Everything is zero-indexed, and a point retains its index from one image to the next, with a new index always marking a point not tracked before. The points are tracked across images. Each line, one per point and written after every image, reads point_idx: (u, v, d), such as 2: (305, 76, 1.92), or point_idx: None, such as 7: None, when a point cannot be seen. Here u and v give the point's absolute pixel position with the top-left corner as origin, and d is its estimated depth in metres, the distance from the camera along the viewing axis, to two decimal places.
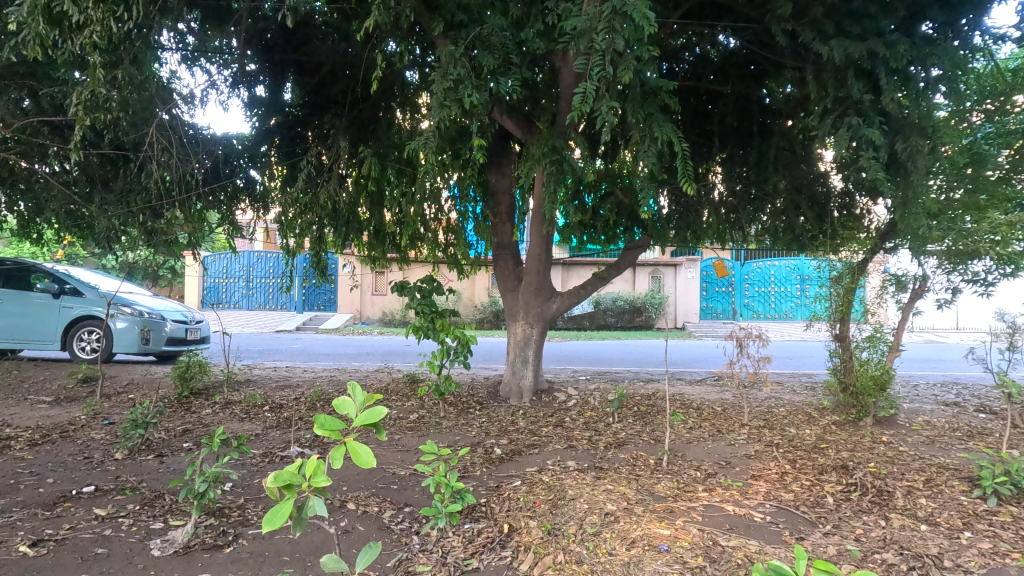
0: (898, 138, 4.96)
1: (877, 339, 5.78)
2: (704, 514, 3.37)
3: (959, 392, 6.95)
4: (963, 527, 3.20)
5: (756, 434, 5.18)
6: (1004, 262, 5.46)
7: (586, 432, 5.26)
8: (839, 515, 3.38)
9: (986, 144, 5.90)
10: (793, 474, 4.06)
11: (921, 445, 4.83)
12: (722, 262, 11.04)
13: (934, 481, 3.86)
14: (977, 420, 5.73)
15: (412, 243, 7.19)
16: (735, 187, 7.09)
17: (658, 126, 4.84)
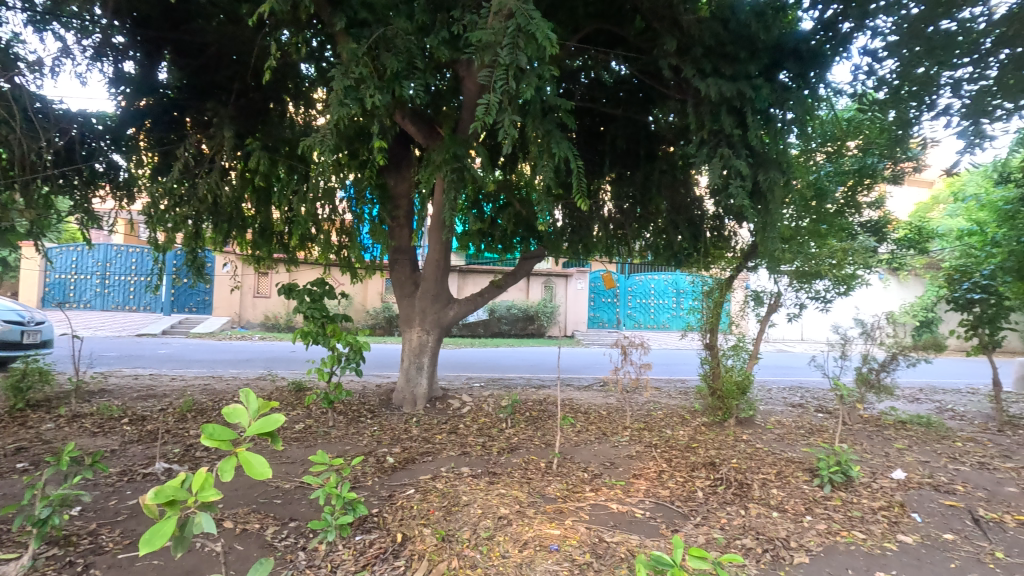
0: (761, 171, 5.62)
1: (740, 347, 6.52)
2: (591, 512, 3.56)
3: (803, 395, 7.98)
4: (805, 511, 3.68)
5: (637, 435, 5.55)
6: (839, 283, 6.37)
7: (479, 438, 5.31)
8: (707, 507, 3.73)
9: (827, 180, 6.90)
10: (669, 472, 4.42)
11: (773, 441, 5.49)
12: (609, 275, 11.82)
13: (783, 473, 4.39)
14: (816, 419, 6.62)
15: (302, 244, 6.83)
16: (623, 205, 7.56)
17: (556, 142, 5.07)
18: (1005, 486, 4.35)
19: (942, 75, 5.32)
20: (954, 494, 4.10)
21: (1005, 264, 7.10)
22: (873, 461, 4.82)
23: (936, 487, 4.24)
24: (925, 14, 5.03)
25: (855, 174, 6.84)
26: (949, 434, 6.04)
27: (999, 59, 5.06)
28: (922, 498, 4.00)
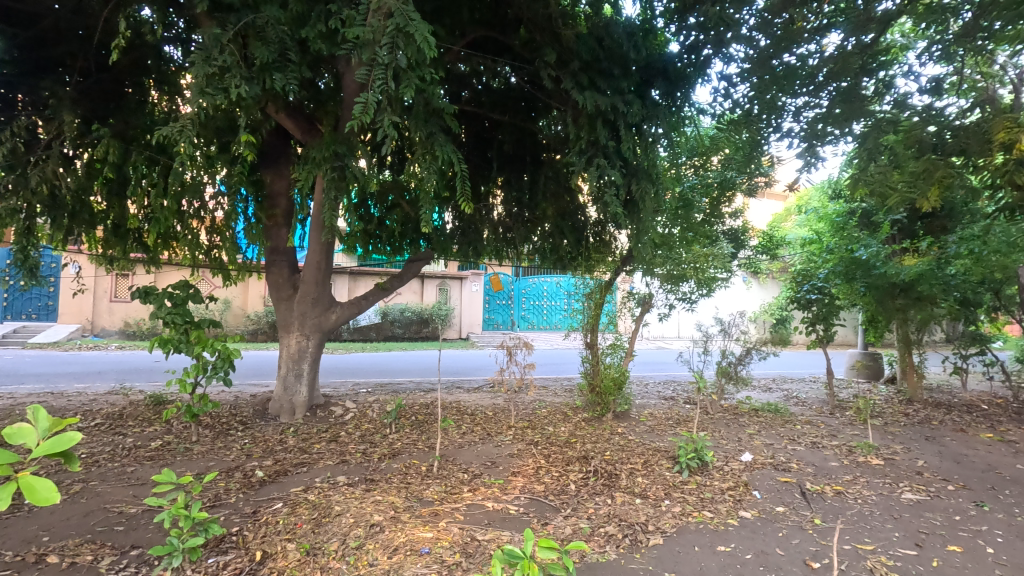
0: (634, 181, 6.01)
1: (617, 345, 6.93)
2: (466, 512, 3.60)
3: (675, 389, 8.69)
4: (664, 496, 3.99)
5: (520, 434, 5.70)
6: (703, 285, 7.02)
7: (360, 446, 5.16)
8: (578, 499, 3.93)
9: (693, 192, 7.54)
10: (546, 467, 4.59)
11: (645, 433, 5.89)
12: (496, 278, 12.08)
13: (649, 462, 4.73)
14: (683, 410, 7.20)
15: (164, 243, 6.24)
16: (511, 210, 7.76)
17: (439, 145, 5.07)
18: (829, 461, 5.03)
19: (785, 101, 6.00)
20: (789, 471, 4.67)
21: (835, 268, 8.13)
22: (727, 446, 5.34)
23: (775, 466, 4.79)
24: (773, 47, 5.80)
25: (716, 187, 7.55)
26: (791, 418, 6.86)
27: (829, 92, 5.84)
28: (763, 476, 4.50)
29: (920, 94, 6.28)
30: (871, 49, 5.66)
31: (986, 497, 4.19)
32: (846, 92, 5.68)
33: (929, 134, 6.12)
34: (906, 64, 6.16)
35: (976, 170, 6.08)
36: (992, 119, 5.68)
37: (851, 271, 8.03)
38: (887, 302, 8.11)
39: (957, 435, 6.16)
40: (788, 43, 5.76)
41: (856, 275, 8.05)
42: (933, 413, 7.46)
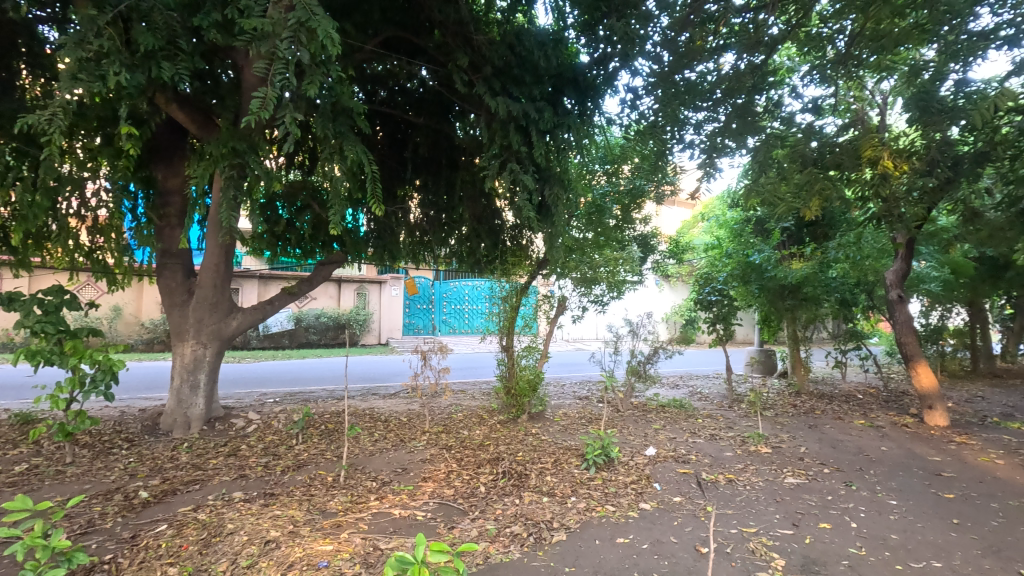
0: (546, 186, 6.12)
1: (533, 348, 6.99)
2: (371, 522, 3.51)
3: (589, 389, 8.97)
4: (571, 493, 4.09)
5: (434, 439, 5.64)
6: (613, 288, 7.29)
7: (262, 459, 4.89)
8: (486, 500, 3.94)
9: (604, 198, 7.80)
10: (457, 471, 4.58)
11: (557, 432, 6.03)
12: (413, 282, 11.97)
13: (559, 461, 4.84)
14: (596, 409, 7.45)
15: (33, 244, 5.61)
16: (428, 213, 7.71)
17: (349, 144, 4.90)
18: (724, 451, 5.38)
19: (687, 115, 6.28)
20: (688, 462, 4.95)
21: (732, 272, 8.70)
22: (633, 442, 5.58)
23: (676, 458, 5.06)
24: (674, 63, 6.11)
25: (626, 194, 7.85)
26: (694, 413, 7.27)
27: (726, 108, 6.17)
28: (664, 469, 4.74)
29: (803, 113, 6.87)
30: (761, 69, 6.11)
31: (854, 477, 4.66)
32: (741, 107, 6.02)
33: (812, 149, 6.70)
34: (791, 86, 6.73)
35: (849, 184, 6.75)
36: (861, 138, 6.33)
37: (746, 273, 8.65)
38: (778, 303, 8.81)
39: (835, 423, 6.82)
40: (688, 60, 6.09)
41: (751, 278, 8.69)
42: (816, 403, 8.19)
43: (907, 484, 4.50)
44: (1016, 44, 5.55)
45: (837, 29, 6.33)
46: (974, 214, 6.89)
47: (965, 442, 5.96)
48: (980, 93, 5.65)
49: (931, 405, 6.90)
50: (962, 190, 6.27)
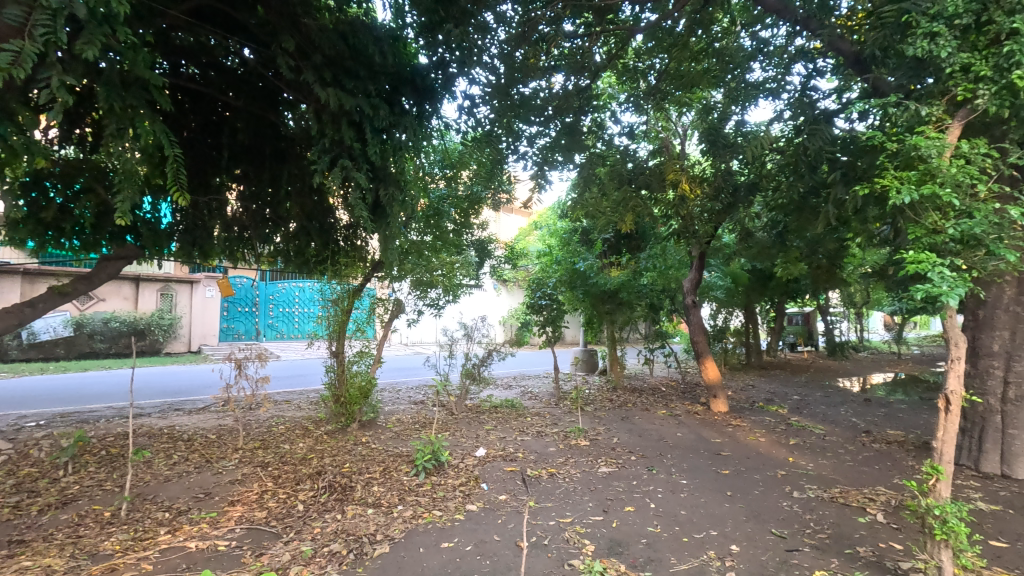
0: (381, 186, 5.88)
1: (364, 353, 6.70)
2: (159, 560, 3.03)
3: (424, 393, 8.90)
4: (398, 502, 3.99)
5: (248, 456, 5.09)
6: (449, 292, 7.33)
7: (12, 498, 3.95)
8: (304, 520, 3.66)
9: (442, 203, 7.77)
10: (272, 491, 4.17)
11: (389, 440, 5.84)
12: (224, 283, 10.44)
13: (388, 469, 4.69)
14: (431, 413, 7.40)
15: None
16: (250, 207, 6.94)
17: (142, 120, 4.09)
18: (549, 447, 5.71)
19: (521, 128, 6.52)
20: (515, 460, 5.15)
21: (561, 278, 9.23)
22: (464, 444, 5.64)
23: (504, 457, 5.23)
24: (509, 77, 6.15)
25: (465, 200, 7.91)
26: (524, 411, 7.61)
27: (556, 125, 6.54)
28: (493, 468, 4.86)
29: (621, 137, 7.61)
30: (586, 92, 6.58)
31: (655, 462, 5.26)
32: (570, 127, 6.50)
33: (628, 169, 7.43)
34: (612, 111, 7.41)
35: (657, 203, 7.63)
36: (666, 163, 7.22)
37: (573, 279, 9.28)
38: (599, 307, 9.64)
39: (642, 414, 7.66)
40: (522, 75, 6.23)
41: (576, 284, 9.36)
42: (629, 397, 9.12)
43: (695, 465, 5.21)
44: (777, 95, 6.81)
45: (648, 66, 7.20)
46: (748, 234, 8.26)
47: (738, 424, 7.11)
48: (753, 134, 6.73)
49: (716, 394, 8.09)
50: (740, 213, 7.47)
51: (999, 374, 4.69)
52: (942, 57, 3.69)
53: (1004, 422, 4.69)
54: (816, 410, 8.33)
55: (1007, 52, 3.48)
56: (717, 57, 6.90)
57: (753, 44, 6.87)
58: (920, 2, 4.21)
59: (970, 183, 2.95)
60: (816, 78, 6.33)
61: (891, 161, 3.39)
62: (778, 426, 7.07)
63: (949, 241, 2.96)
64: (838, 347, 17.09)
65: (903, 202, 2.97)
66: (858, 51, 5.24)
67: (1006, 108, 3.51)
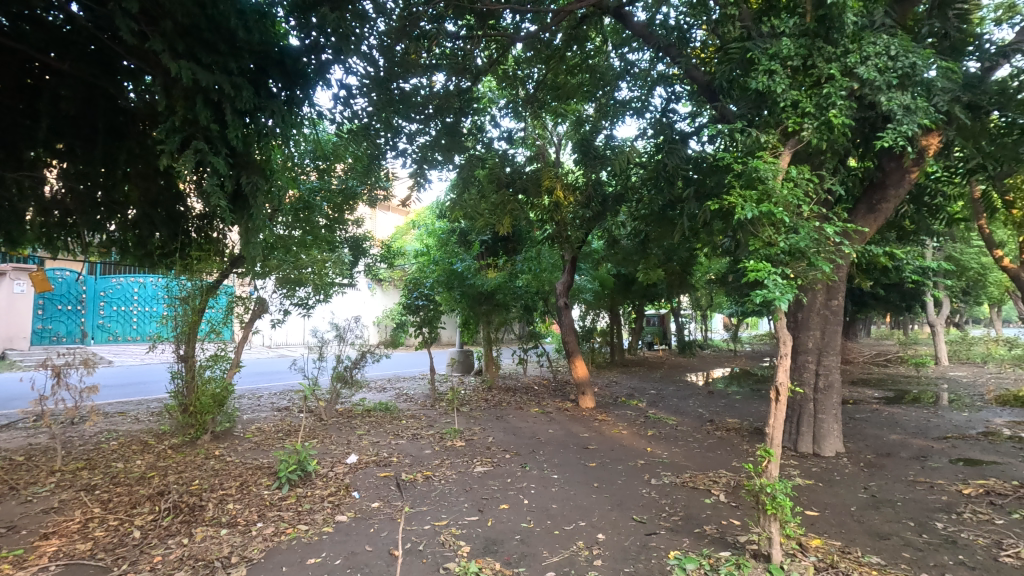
0: (243, 173, 5.30)
1: (220, 357, 6.06)
2: None
3: (290, 399, 8.30)
4: (257, 519, 3.66)
5: (69, 480, 4.34)
6: (319, 291, 6.91)
7: None
8: (140, 548, 3.21)
9: (313, 196, 7.29)
10: (100, 518, 3.60)
11: (247, 451, 5.34)
12: (43, 275, 8.87)
13: (245, 484, 4.28)
14: (296, 420, 6.92)
15: None
16: (75, 188, 5.87)
17: None
18: (424, 450, 5.62)
19: (400, 124, 6.17)
20: (389, 465, 4.99)
21: (438, 278, 9.12)
22: (334, 451, 5.35)
23: (377, 463, 5.05)
24: (388, 70, 5.75)
25: (338, 194, 7.48)
26: (399, 414, 7.42)
27: (437, 124, 6.39)
28: (365, 475, 4.67)
29: (500, 141, 7.75)
30: (466, 95, 6.55)
31: (529, 459, 5.42)
32: (450, 128, 6.42)
33: (505, 173, 7.60)
34: (492, 115, 7.49)
35: (534, 208, 7.87)
36: (542, 169, 7.50)
37: (450, 280, 9.23)
38: (476, 308, 9.72)
39: (516, 412, 7.86)
40: (402, 70, 5.88)
41: (454, 285, 9.31)
42: (503, 396, 9.31)
43: (566, 459, 5.45)
44: (641, 114, 7.33)
45: (526, 74, 7.33)
46: (614, 241, 8.86)
47: (604, 419, 7.58)
48: (619, 148, 7.27)
49: (584, 390, 8.55)
50: (608, 221, 7.94)
51: (813, 366, 5.52)
52: (777, 93, 4.25)
53: (816, 408, 5.57)
54: (670, 403, 9.17)
55: (825, 94, 4.10)
56: (589, 73, 7.39)
57: (621, 65, 7.36)
58: (760, 42, 4.79)
59: (796, 203, 3.43)
60: (674, 101, 6.97)
61: (736, 180, 3.80)
62: (638, 419, 7.66)
63: (781, 253, 3.40)
64: (687, 345, 19.02)
65: (746, 217, 3.36)
66: (708, 81, 5.83)
67: (823, 142, 4.15)
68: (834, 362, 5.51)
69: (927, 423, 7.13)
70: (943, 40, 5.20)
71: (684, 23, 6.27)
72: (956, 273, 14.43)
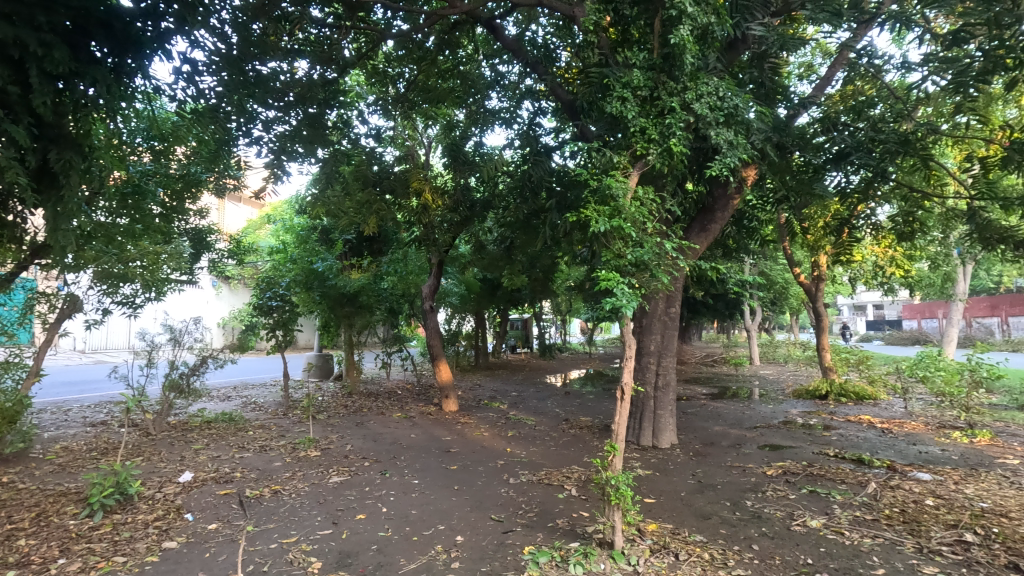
0: (51, 148, 4.41)
1: (12, 365, 5.19)
2: None
3: (107, 412, 7.17)
4: (58, 555, 3.13)
5: None
6: (149, 287, 6.13)
7: None
8: None
9: (144, 180, 6.36)
10: None
11: (48, 475, 4.52)
12: None
13: (45, 514, 3.64)
14: (115, 436, 6.01)
15: None
16: None
17: None
18: (273, 462, 5.22)
19: (255, 109, 5.57)
20: (231, 482, 4.55)
21: (296, 277, 8.54)
22: (163, 470, 4.74)
23: (216, 480, 4.57)
24: (242, 49, 5.12)
25: (178, 180, 6.74)
26: (244, 425, 6.79)
27: (298, 113, 5.88)
28: (201, 494, 4.21)
29: (367, 138, 7.47)
30: (332, 86, 6.21)
31: (388, 465, 5.28)
32: (313, 119, 5.99)
33: (372, 171, 7.39)
34: (359, 110, 7.21)
35: (401, 209, 7.72)
36: (410, 170, 7.41)
37: (309, 280, 8.77)
38: (337, 310, 9.26)
39: (377, 418, 7.62)
40: (259, 51, 5.29)
41: (313, 285, 8.88)
42: (364, 402, 8.97)
43: (426, 464, 5.40)
44: (509, 125, 7.57)
45: (398, 73, 7.22)
46: (481, 246, 9.03)
47: (466, 422, 7.65)
48: (488, 156, 7.47)
49: (448, 394, 8.55)
50: (476, 227, 8.04)
51: (654, 368, 6.11)
52: (628, 118, 4.65)
53: (656, 405, 6.17)
54: (530, 404, 9.54)
55: (667, 124, 4.61)
56: (461, 79, 7.38)
57: (491, 75, 7.54)
58: (616, 70, 5.21)
59: (642, 220, 3.79)
60: (540, 115, 7.31)
61: (592, 195, 4.07)
62: (500, 420, 7.85)
63: (629, 264, 3.73)
64: (547, 348, 19.96)
65: (600, 230, 3.63)
66: (571, 100, 6.18)
67: (665, 166, 4.63)
68: (671, 364, 6.15)
69: (742, 415, 8.26)
70: (760, 87, 6.07)
71: (550, 43, 6.75)
72: (766, 286, 16.95)
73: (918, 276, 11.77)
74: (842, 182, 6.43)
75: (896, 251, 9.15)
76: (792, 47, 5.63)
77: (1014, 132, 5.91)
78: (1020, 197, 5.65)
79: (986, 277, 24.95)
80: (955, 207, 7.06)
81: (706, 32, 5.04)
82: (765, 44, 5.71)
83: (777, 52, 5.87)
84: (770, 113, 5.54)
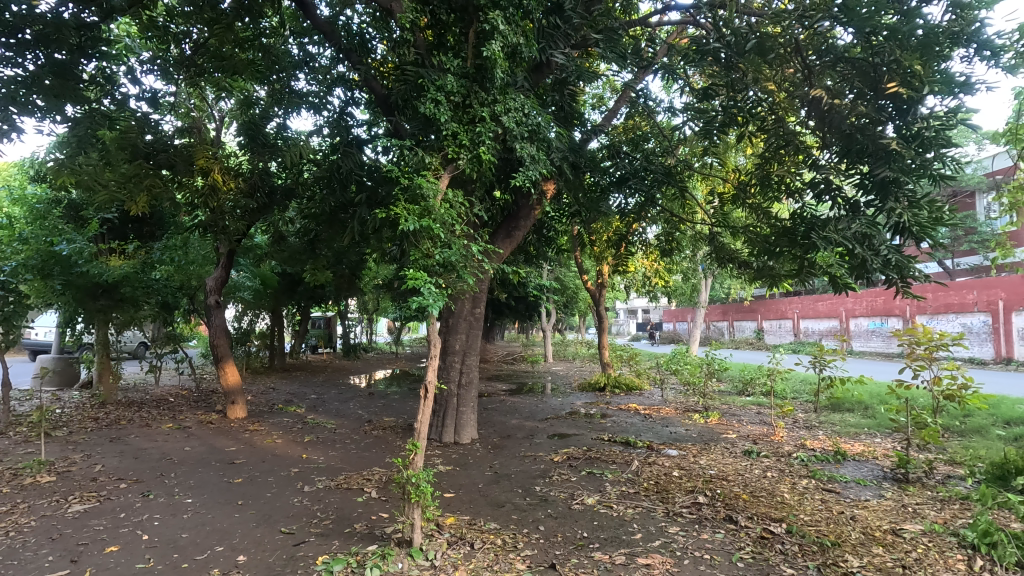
0: None
1: None
2: None
3: None
4: None
5: None
6: None
7: None
8: None
9: None
10: None
11: None
12: None
13: None
14: None
15: None
16: None
17: None
18: None
19: None
20: None
21: (27, 260, 6.74)
22: None
23: None
24: None
25: None
26: None
27: (37, 57, 4.68)
28: None
29: (138, 101, 6.33)
30: (91, 31, 4.99)
31: (154, 485, 4.53)
32: (61, 67, 4.78)
33: (144, 140, 6.23)
34: (129, 66, 6.08)
35: (180, 188, 6.64)
36: (195, 146, 6.47)
37: (47, 265, 7.04)
38: (87, 303, 7.61)
39: (140, 431, 6.47)
40: None
41: (53, 271, 7.16)
42: (122, 413, 7.54)
43: (203, 480, 4.76)
44: (318, 110, 7.10)
45: (182, 32, 6.21)
46: (280, 237, 8.28)
47: (256, 429, 6.94)
48: (292, 140, 6.92)
49: (234, 399, 7.64)
50: (274, 216, 7.37)
51: (458, 366, 6.29)
52: (441, 121, 4.73)
53: (459, 402, 6.38)
54: (330, 407, 9.04)
55: (477, 132, 4.82)
56: (264, 53, 6.64)
57: (299, 54, 7.02)
58: (431, 72, 5.22)
59: (450, 222, 3.88)
60: (352, 106, 7.01)
61: (402, 193, 4.02)
62: (295, 425, 7.30)
63: (437, 265, 3.78)
64: (351, 348, 19.17)
65: (409, 229, 3.62)
66: (386, 95, 6.06)
67: (473, 172, 4.83)
68: (474, 362, 6.41)
69: (536, 408, 8.99)
70: (560, 110, 6.71)
71: (366, 32, 6.51)
72: (560, 291, 18.72)
73: (673, 286, 14.10)
74: (622, 203, 7.47)
75: (660, 265, 10.86)
76: (587, 79, 6.30)
77: (741, 176, 7.51)
78: (743, 227, 7.18)
79: (720, 289, 31.04)
80: (701, 231, 8.64)
81: (515, 51, 5.38)
82: (566, 71, 6.25)
83: (574, 80, 6.57)
84: (567, 135, 6.12)
